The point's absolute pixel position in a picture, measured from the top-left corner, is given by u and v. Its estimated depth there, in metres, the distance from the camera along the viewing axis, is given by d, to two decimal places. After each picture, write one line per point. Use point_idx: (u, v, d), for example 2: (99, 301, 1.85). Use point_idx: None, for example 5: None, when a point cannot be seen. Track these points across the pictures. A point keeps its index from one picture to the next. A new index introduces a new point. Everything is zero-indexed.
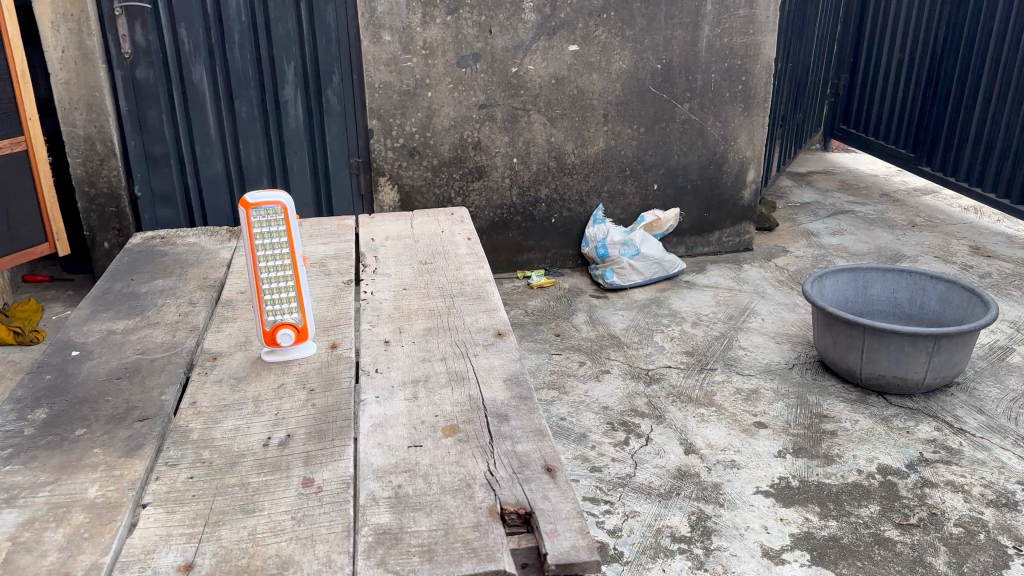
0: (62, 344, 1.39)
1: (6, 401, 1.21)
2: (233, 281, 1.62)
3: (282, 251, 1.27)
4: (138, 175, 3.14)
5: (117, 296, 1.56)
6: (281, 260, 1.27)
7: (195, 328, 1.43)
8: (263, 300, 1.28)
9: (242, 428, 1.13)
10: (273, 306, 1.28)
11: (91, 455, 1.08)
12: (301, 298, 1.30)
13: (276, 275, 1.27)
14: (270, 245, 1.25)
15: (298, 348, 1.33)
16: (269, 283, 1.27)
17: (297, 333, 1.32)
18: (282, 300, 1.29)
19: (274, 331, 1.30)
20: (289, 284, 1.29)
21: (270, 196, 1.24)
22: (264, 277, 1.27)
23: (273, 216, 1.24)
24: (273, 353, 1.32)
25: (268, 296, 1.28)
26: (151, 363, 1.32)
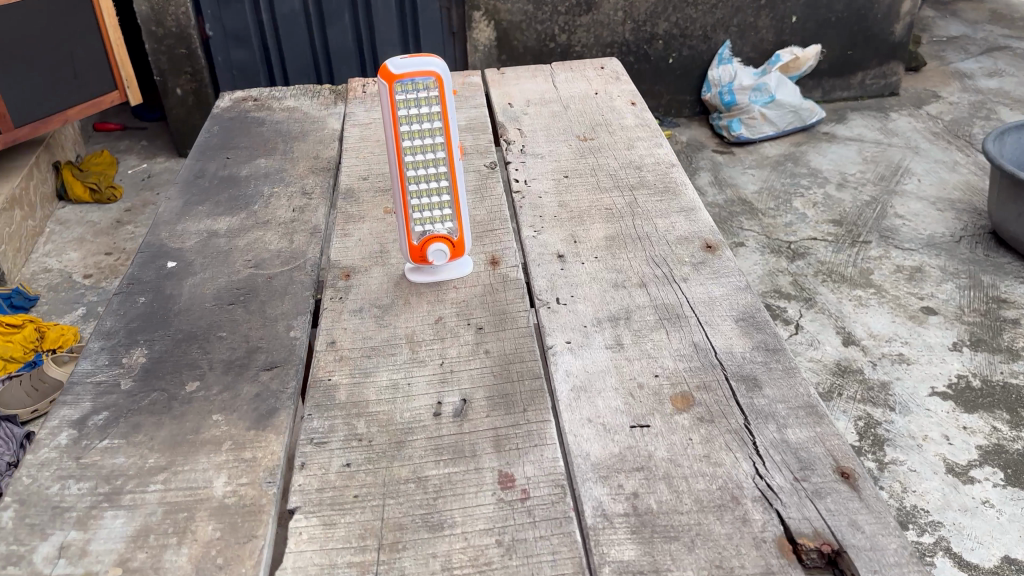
0: (154, 250, 1.10)
1: (93, 337, 0.94)
2: (350, 162, 1.31)
3: (435, 141, 0.94)
4: (208, 11, 2.77)
5: (213, 182, 1.27)
6: (432, 152, 0.95)
7: (316, 231, 1.14)
8: (408, 206, 0.97)
9: (403, 385, 0.86)
10: (421, 214, 0.98)
11: (211, 426, 0.82)
12: (458, 202, 0.99)
13: (426, 172, 0.96)
14: (418, 132, 0.93)
15: (453, 268, 1.03)
16: (416, 183, 0.96)
17: (452, 249, 1.01)
18: (432, 206, 0.98)
19: (422, 246, 1.00)
20: (443, 183, 0.97)
21: (419, 62, 0.90)
22: (410, 176, 0.95)
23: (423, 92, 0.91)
24: (421, 274, 1.02)
25: (415, 201, 0.97)
26: (269, 282, 1.04)
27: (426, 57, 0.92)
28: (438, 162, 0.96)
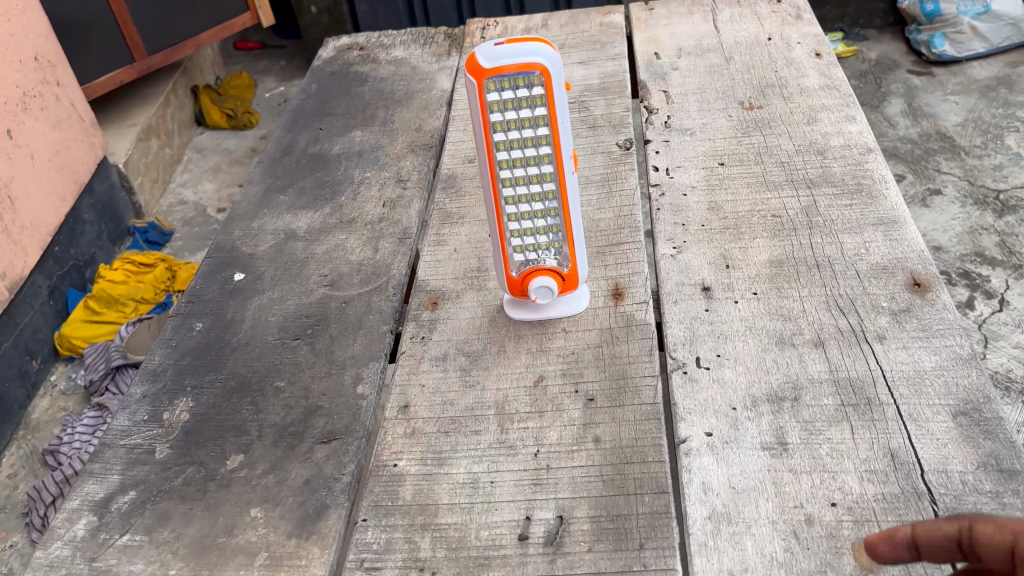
0: (223, 256, 0.95)
1: (138, 379, 0.80)
2: (456, 137, 1.10)
3: (540, 151, 0.72)
4: None
5: (300, 161, 1.09)
6: (538, 162, 0.72)
7: (405, 237, 0.94)
8: (505, 230, 0.76)
9: (484, 486, 0.67)
10: (522, 240, 0.76)
11: (247, 527, 0.66)
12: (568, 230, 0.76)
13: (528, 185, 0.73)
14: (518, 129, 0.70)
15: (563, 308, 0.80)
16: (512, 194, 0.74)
17: (561, 283, 0.79)
18: (535, 231, 0.76)
19: (523, 279, 0.78)
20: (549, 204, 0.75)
21: (527, 48, 0.68)
22: (505, 183, 0.73)
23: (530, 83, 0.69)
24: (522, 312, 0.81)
25: (515, 225, 0.76)
26: (342, 309, 0.85)
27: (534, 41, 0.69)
28: (545, 176, 0.73)
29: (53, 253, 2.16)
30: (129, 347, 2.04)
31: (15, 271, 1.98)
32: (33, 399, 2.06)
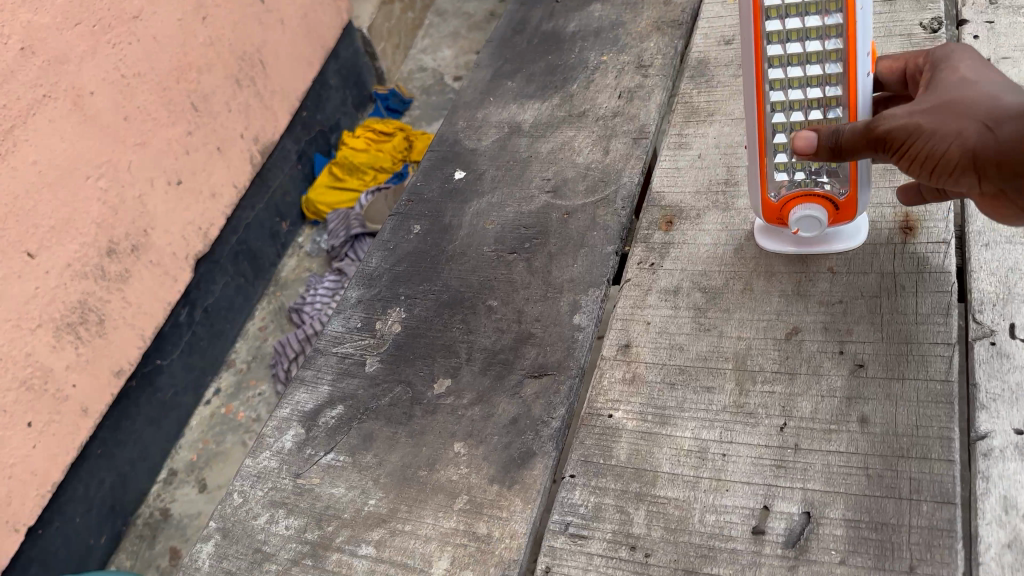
0: (448, 147, 0.88)
1: (355, 281, 0.77)
2: (713, 12, 0.93)
3: (826, 45, 0.56)
4: None
5: (534, 41, 0.98)
6: (822, 5, 0.55)
7: (641, 136, 0.81)
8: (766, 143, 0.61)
9: (714, 457, 0.56)
10: (787, 155, 0.61)
11: (447, 464, 0.61)
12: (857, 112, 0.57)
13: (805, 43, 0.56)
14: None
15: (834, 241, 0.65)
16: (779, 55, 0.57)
17: (834, 213, 0.63)
18: None
19: (784, 206, 0.63)
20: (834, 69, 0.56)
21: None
22: (771, 39, 0.56)
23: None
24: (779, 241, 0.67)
25: (779, 138, 0.61)
26: (564, 222, 0.76)
27: None
28: (829, 34, 0.55)
29: (302, 119, 2.25)
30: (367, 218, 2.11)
31: (268, 135, 2.08)
32: (284, 257, 2.21)
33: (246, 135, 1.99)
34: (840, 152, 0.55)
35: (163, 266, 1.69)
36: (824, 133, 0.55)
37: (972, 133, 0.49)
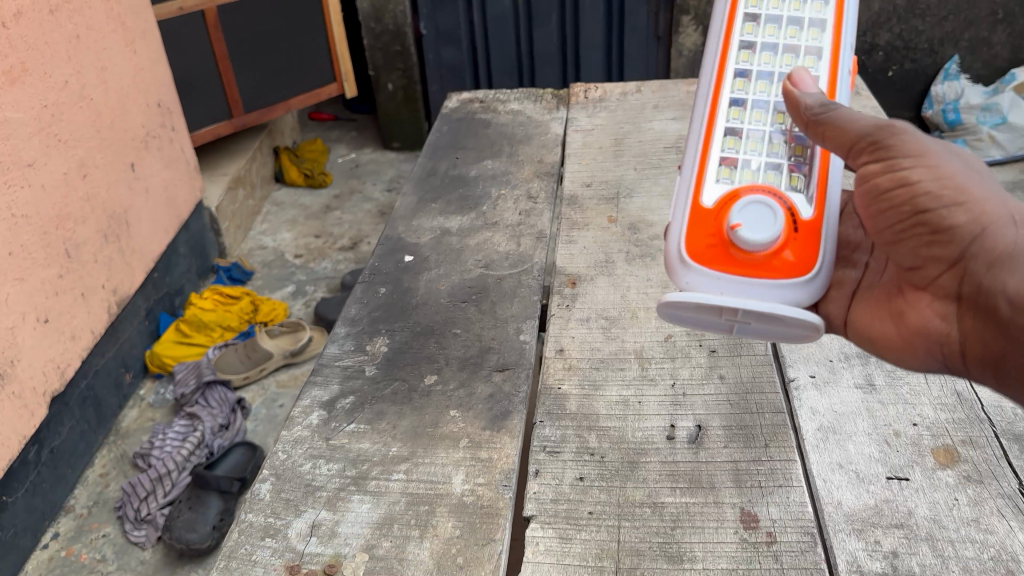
0: (393, 243, 1.16)
1: (340, 323, 1.00)
2: (575, 168, 1.31)
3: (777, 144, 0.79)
4: (424, 10, 2.90)
5: (444, 181, 1.31)
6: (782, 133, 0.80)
7: (540, 236, 1.14)
8: (708, 173, 0.77)
9: (633, 403, 0.85)
10: (726, 178, 0.76)
11: (449, 422, 0.85)
12: (818, 155, 0.78)
13: (756, 125, 0.80)
14: (769, 61, 0.86)
15: (762, 284, 0.70)
16: (736, 125, 0.81)
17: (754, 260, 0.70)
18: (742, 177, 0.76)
19: (722, 211, 0.73)
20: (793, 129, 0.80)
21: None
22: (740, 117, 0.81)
23: (796, 7, 0.90)
24: (704, 269, 0.71)
25: (723, 171, 0.77)
26: (498, 284, 1.05)
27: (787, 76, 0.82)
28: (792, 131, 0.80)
29: (153, 279, 2.32)
30: (217, 365, 2.27)
31: (126, 289, 2.13)
32: (125, 409, 2.19)
33: (106, 286, 2.03)
34: (828, 123, 0.73)
35: (23, 400, 1.67)
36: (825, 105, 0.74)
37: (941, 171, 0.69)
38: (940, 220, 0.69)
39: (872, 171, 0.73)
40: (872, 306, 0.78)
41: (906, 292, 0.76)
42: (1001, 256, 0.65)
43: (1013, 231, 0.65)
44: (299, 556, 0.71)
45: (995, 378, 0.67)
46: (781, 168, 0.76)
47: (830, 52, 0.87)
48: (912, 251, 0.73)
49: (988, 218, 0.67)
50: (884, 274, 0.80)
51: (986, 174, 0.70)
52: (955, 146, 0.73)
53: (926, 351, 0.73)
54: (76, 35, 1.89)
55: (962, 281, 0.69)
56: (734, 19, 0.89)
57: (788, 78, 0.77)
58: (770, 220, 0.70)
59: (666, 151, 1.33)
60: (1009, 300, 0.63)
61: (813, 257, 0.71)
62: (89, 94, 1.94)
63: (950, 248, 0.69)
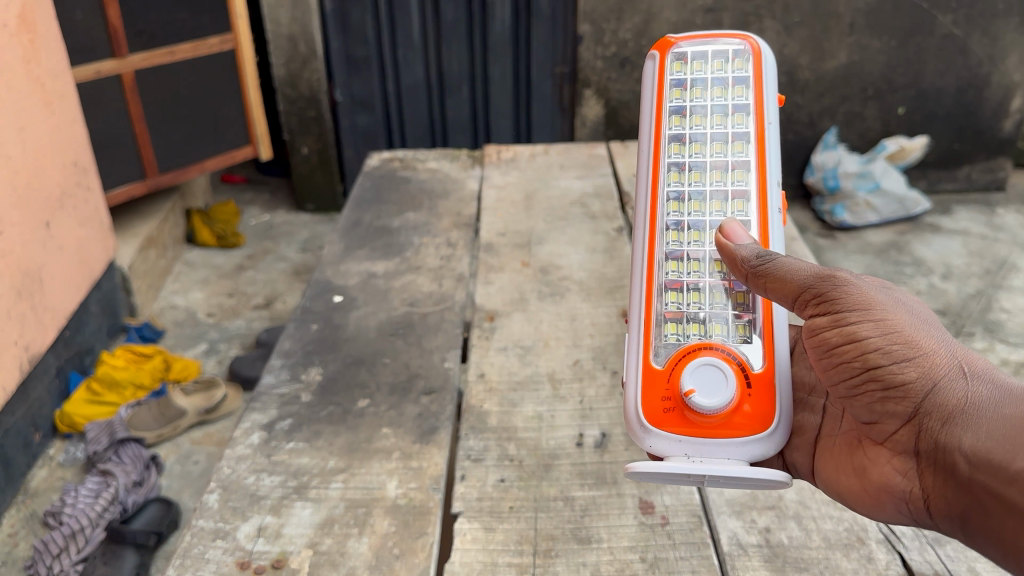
0: (323, 285, 1.25)
1: (275, 355, 1.08)
2: (490, 220, 1.44)
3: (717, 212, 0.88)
4: (339, 78, 3.03)
5: (369, 230, 1.41)
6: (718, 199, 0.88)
7: (461, 278, 1.26)
8: (656, 329, 0.81)
9: (546, 417, 0.96)
10: (672, 334, 0.81)
11: (382, 437, 0.93)
12: (756, 210, 0.87)
13: (695, 276, 0.85)
14: (700, 94, 0.93)
15: (725, 443, 0.74)
16: (677, 189, 0.89)
17: (714, 420, 0.75)
18: (687, 331, 0.81)
19: (674, 371, 0.77)
20: (731, 188, 0.89)
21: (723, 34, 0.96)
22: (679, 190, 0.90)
23: (718, 66, 0.94)
24: (664, 432, 0.75)
25: (670, 326, 0.81)
26: (423, 319, 1.15)
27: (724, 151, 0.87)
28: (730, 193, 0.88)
29: (64, 337, 2.27)
30: (131, 424, 2.19)
31: (37, 346, 2.08)
32: (34, 468, 2.12)
33: (18, 342, 1.99)
34: (771, 274, 0.74)
35: None
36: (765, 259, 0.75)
37: (884, 320, 0.69)
38: (890, 375, 0.68)
39: (819, 325, 0.72)
40: (834, 461, 0.77)
41: (864, 447, 0.75)
42: (954, 412, 0.65)
43: (962, 384, 0.65)
44: (248, 552, 0.80)
45: (960, 533, 0.65)
46: (728, 318, 0.82)
47: (757, 106, 0.92)
48: (865, 408, 0.72)
49: (938, 370, 0.66)
50: (842, 424, 0.79)
51: (928, 321, 0.70)
52: (897, 292, 0.73)
53: (890, 511, 0.72)
54: None
55: (920, 439, 0.68)
56: (664, 60, 0.95)
57: (722, 232, 0.81)
58: (723, 384, 0.75)
59: (571, 206, 1.47)
60: (968, 459, 0.62)
61: (770, 411, 0.75)
62: (8, 152, 1.95)
63: (903, 404, 0.68)
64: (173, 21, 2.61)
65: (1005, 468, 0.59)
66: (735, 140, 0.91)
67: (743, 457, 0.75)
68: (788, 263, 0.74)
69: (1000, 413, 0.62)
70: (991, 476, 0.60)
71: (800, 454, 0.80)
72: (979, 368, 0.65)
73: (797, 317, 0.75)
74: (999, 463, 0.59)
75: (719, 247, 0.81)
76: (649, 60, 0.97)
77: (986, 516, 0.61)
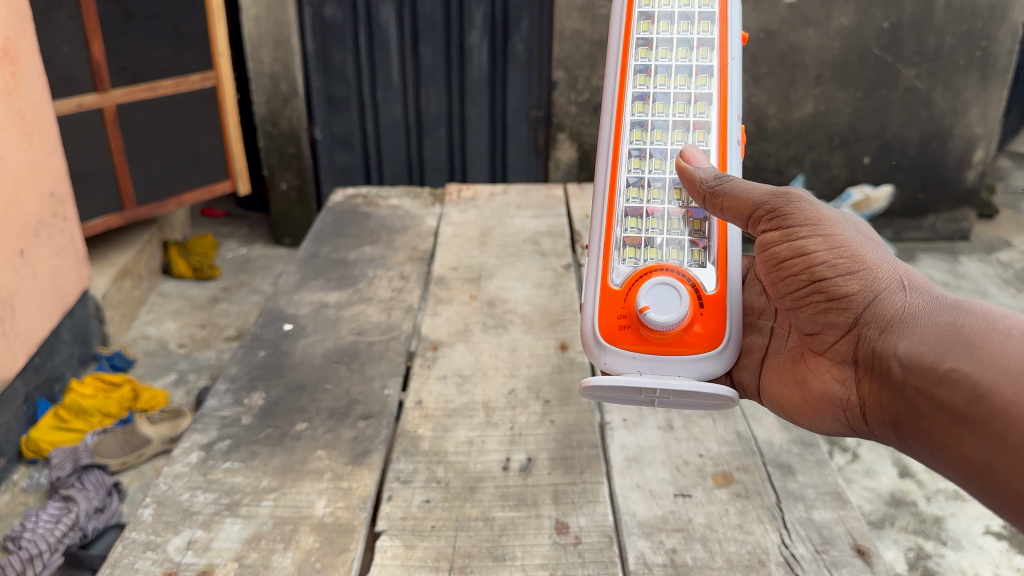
0: (274, 314, 1.29)
1: (221, 380, 1.12)
2: (444, 254, 1.49)
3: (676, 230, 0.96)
4: (320, 117, 3.06)
5: (326, 262, 1.46)
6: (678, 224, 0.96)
7: (410, 309, 1.31)
8: (614, 254, 0.95)
9: (477, 442, 1.00)
10: (628, 259, 0.94)
11: (315, 459, 0.97)
12: (714, 139, 1.00)
13: (655, 202, 0.98)
14: (661, 137, 1.02)
15: (675, 358, 0.87)
16: (641, 118, 1.03)
17: (666, 339, 0.88)
18: (640, 256, 0.94)
19: (631, 294, 0.90)
20: (693, 119, 1.02)
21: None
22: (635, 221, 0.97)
23: (685, 1, 1.08)
24: (619, 348, 0.89)
25: (627, 252, 0.95)
26: (368, 347, 1.20)
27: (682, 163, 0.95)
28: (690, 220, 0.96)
29: (34, 363, 2.28)
30: (95, 451, 2.20)
31: (6, 371, 2.07)
32: None
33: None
34: (728, 195, 0.89)
35: None
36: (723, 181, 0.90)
37: (829, 240, 0.84)
38: (835, 286, 0.83)
39: (771, 240, 0.88)
40: (782, 375, 0.93)
41: (809, 360, 0.91)
42: (891, 320, 0.78)
43: (900, 296, 0.79)
44: (176, 564, 0.83)
45: (891, 435, 0.80)
46: (683, 244, 0.95)
47: (719, 41, 1.05)
48: (812, 318, 0.88)
49: (878, 285, 0.81)
50: (788, 342, 0.96)
51: (874, 244, 0.85)
52: (846, 216, 0.88)
53: (830, 413, 0.87)
54: None
55: (858, 346, 0.82)
56: (626, 93, 1.04)
57: (683, 157, 0.95)
58: (675, 303, 0.88)
59: (522, 243, 1.52)
60: (902, 361, 0.76)
61: (720, 329, 0.89)
62: None
63: (846, 314, 0.83)
64: (157, 59, 2.68)
65: (934, 368, 0.71)
66: (698, 73, 1.04)
67: (690, 373, 0.88)
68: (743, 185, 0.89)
69: (931, 320, 0.75)
70: (917, 373, 0.74)
71: (747, 373, 0.97)
72: (917, 284, 0.79)
73: (753, 235, 0.90)
74: (928, 363, 0.72)
75: (679, 169, 0.95)
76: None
77: (914, 411, 0.74)
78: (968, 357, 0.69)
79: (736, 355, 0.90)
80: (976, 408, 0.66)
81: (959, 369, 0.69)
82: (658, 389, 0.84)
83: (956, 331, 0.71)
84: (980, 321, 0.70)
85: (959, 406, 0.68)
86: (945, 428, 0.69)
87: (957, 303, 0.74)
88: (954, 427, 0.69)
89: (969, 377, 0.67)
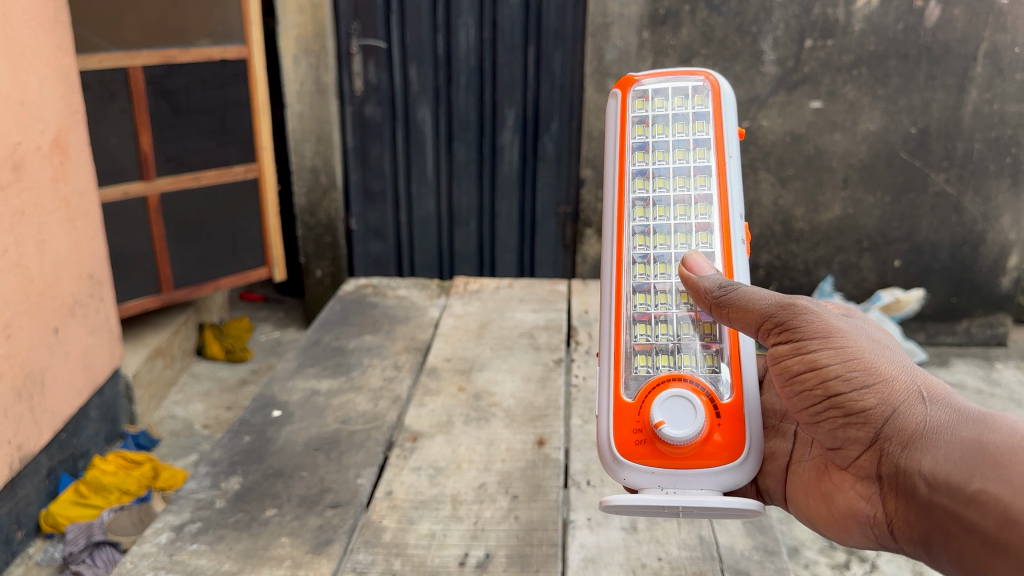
0: (266, 401, 1.32)
1: (202, 464, 1.15)
2: (440, 346, 1.52)
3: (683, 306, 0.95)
4: (356, 209, 3.11)
5: (325, 350, 1.51)
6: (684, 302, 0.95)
7: (397, 399, 1.34)
8: (627, 360, 0.92)
9: (439, 536, 1.00)
10: (641, 365, 0.91)
11: (278, 546, 0.99)
12: (719, 242, 0.97)
13: (663, 307, 0.95)
14: (664, 212, 0.99)
15: (697, 471, 0.85)
16: (643, 223, 0.99)
17: (687, 451, 0.85)
18: (652, 359, 0.92)
19: (646, 408, 0.88)
20: (696, 221, 0.98)
21: (683, 71, 1.04)
22: (641, 296, 0.96)
23: (679, 101, 1.03)
24: (637, 464, 0.86)
25: (638, 358, 0.92)
26: (350, 436, 1.22)
27: (690, 257, 0.93)
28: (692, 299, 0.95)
29: (59, 438, 2.16)
30: (109, 528, 2.04)
31: (30, 447, 1.97)
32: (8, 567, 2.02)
33: (11, 442, 1.88)
34: (737, 305, 0.85)
35: None
36: (726, 288, 0.87)
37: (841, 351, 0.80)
38: (851, 401, 0.79)
39: (781, 354, 0.83)
40: (805, 489, 0.90)
41: (832, 472, 0.87)
42: (913, 435, 0.74)
43: (920, 409, 0.75)
44: None
45: (921, 553, 0.76)
46: (697, 348, 0.92)
47: (717, 140, 1.01)
48: (830, 433, 0.83)
49: (896, 398, 0.76)
50: (810, 449, 0.92)
51: (887, 349, 0.80)
52: (852, 320, 0.83)
53: (857, 529, 0.83)
54: (22, 210, 1.91)
55: (881, 463, 0.78)
56: (626, 148, 1.01)
57: (685, 263, 0.93)
58: (690, 417, 0.86)
59: (519, 336, 1.55)
60: (927, 480, 0.72)
61: (740, 439, 0.86)
62: (26, 263, 1.93)
63: (865, 429, 0.79)
64: (200, 150, 2.75)
65: (962, 489, 0.68)
66: (697, 173, 1.00)
67: (713, 486, 0.86)
68: (747, 295, 0.85)
69: (954, 435, 0.71)
70: (946, 495, 0.70)
71: (771, 479, 0.93)
72: (937, 394, 0.75)
73: (763, 346, 0.86)
74: (955, 482, 0.69)
75: (683, 277, 0.92)
76: (612, 97, 1.04)
77: (944, 533, 0.70)
78: (996, 478, 0.66)
79: (759, 462, 0.87)
80: (1008, 533, 0.64)
81: (988, 491, 0.66)
82: (681, 506, 0.82)
83: (981, 450, 0.68)
84: (1005, 440, 0.67)
85: (989, 529, 0.65)
86: (976, 552, 0.67)
87: (980, 417, 0.70)
88: (986, 552, 0.66)
89: (999, 500, 0.65)
